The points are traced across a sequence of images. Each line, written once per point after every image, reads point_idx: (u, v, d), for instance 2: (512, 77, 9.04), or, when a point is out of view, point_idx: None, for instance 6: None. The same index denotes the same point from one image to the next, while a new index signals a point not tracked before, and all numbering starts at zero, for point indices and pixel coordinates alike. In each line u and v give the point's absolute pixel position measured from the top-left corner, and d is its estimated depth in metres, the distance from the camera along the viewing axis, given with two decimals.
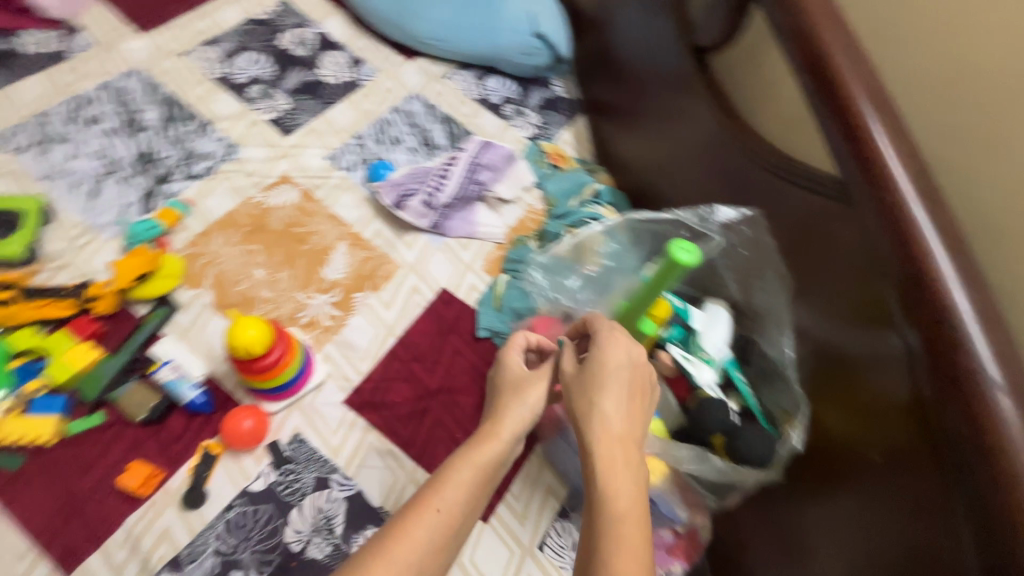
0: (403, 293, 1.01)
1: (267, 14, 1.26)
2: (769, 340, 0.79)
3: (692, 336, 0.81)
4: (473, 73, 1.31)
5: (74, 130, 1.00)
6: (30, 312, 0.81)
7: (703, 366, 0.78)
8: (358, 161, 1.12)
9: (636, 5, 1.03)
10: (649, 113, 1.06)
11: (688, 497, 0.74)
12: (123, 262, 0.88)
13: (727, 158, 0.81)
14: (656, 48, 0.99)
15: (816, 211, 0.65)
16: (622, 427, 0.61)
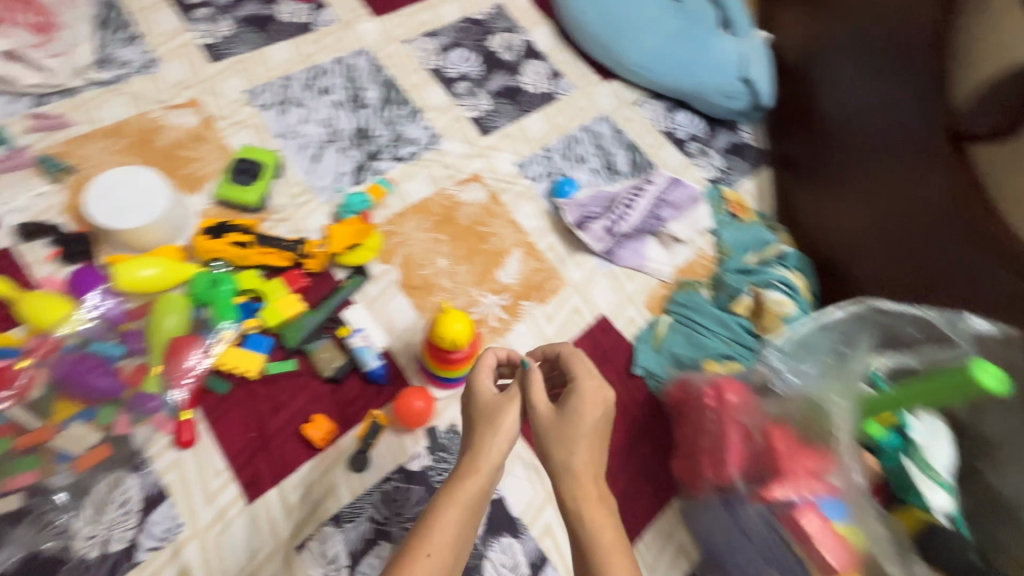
0: (566, 311, 1.02)
1: (482, 14, 1.30)
2: (997, 472, 0.73)
3: (918, 450, 0.71)
4: (664, 104, 1.30)
5: (309, 97, 1.09)
6: (258, 257, 0.88)
7: (939, 491, 0.69)
8: (543, 172, 1.14)
9: (867, 78, 1.03)
10: (859, 190, 1.02)
11: None
12: (338, 228, 0.95)
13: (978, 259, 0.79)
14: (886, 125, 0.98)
15: None
16: (590, 463, 0.60)
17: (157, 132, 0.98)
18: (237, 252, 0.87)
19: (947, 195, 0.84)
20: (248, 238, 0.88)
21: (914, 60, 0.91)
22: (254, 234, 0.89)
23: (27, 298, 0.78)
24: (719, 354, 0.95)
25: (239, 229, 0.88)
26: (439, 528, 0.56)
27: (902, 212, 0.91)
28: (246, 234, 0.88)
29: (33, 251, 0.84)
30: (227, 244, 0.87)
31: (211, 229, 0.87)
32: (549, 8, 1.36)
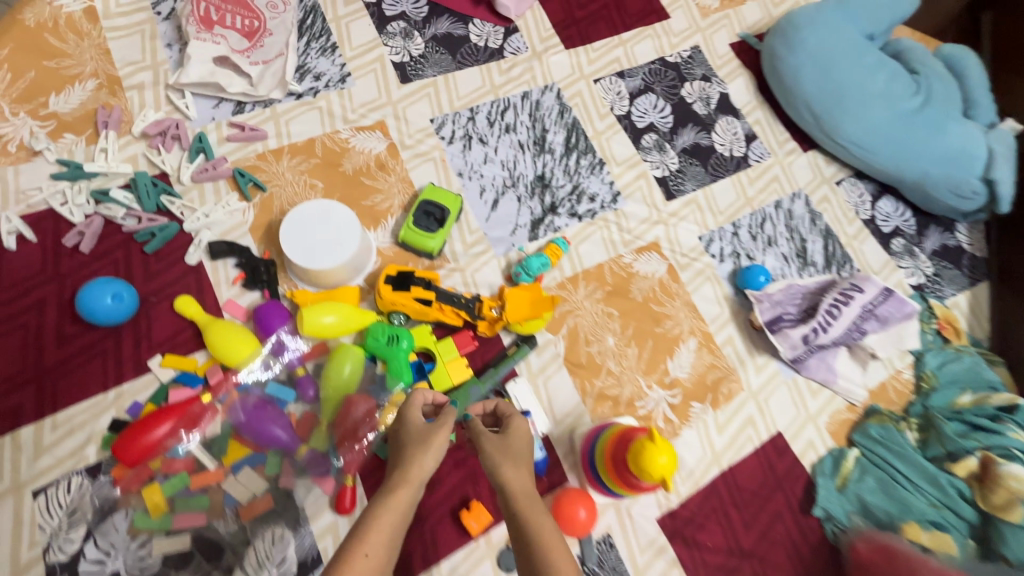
0: (738, 421, 0.91)
1: (677, 57, 1.18)
2: None
3: None
4: (869, 188, 1.14)
5: (493, 134, 1.02)
6: (434, 314, 0.83)
7: None
8: (728, 252, 1.02)
9: None
10: None
11: None
12: (516, 291, 0.86)
13: None
14: None
15: None
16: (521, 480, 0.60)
17: (344, 155, 0.95)
18: (415, 306, 0.82)
19: None
20: (429, 294, 0.82)
21: None
22: (435, 289, 0.83)
23: (215, 327, 0.76)
24: (925, 518, 0.82)
25: (420, 283, 0.83)
26: (379, 524, 0.55)
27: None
28: (427, 289, 0.82)
29: (221, 270, 0.83)
30: (409, 297, 0.82)
31: (394, 278, 0.82)
32: (751, 57, 1.21)
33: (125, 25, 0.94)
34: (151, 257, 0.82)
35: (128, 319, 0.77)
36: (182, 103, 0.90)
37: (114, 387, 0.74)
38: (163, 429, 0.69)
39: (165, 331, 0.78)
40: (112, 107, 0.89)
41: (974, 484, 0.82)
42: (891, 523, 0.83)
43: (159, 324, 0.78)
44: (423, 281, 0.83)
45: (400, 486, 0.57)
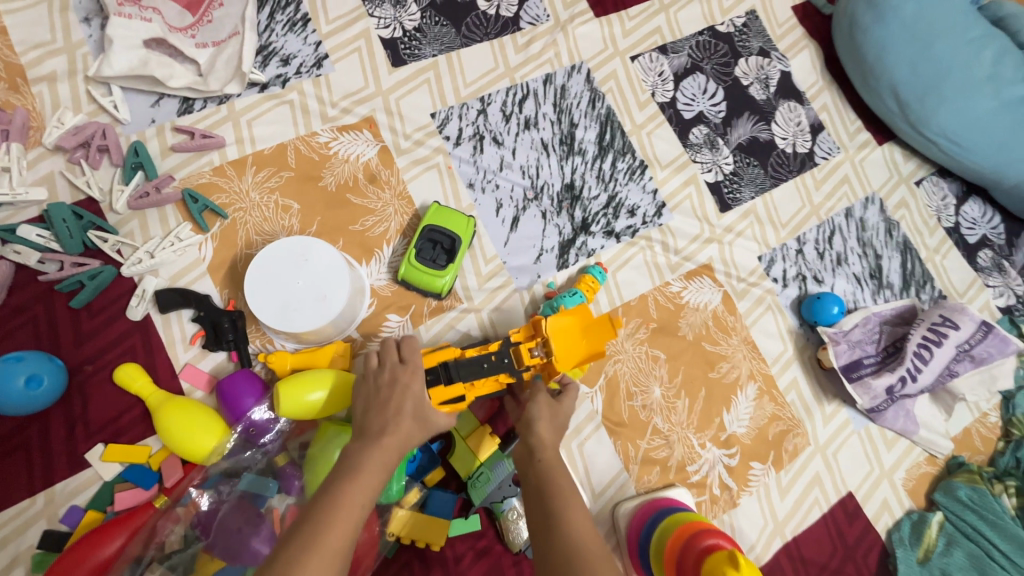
0: (804, 482, 0.78)
1: (730, 25, 0.96)
2: None
3: None
4: (953, 189, 0.96)
5: (510, 132, 0.82)
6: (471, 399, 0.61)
7: None
8: (792, 274, 0.86)
9: None
10: None
11: None
12: (557, 327, 0.61)
13: None
14: None
15: None
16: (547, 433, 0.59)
17: (324, 165, 0.75)
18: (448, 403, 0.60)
19: None
20: (456, 388, 0.59)
21: None
22: (456, 376, 0.59)
23: (167, 408, 0.60)
24: None
25: (438, 378, 0.59)
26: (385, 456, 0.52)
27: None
28: (449, 383, 0.59)
29: (175, 326, 0.65)
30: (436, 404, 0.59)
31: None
32: (817, 24, 1.00)
33: None
34: (80, 312, 0.64)
35: (56, 401, 0.60)
36: (108, 101, 0.69)
37: (43, 491, 0.58)
38: (111, 548, 0.55)
39: (106, 412, 0.61)
40: (13, 109, 0.67)
41: None
42: None
43: (96, 404, 0.61)
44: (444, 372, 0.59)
45: (394, 436, 0.52)
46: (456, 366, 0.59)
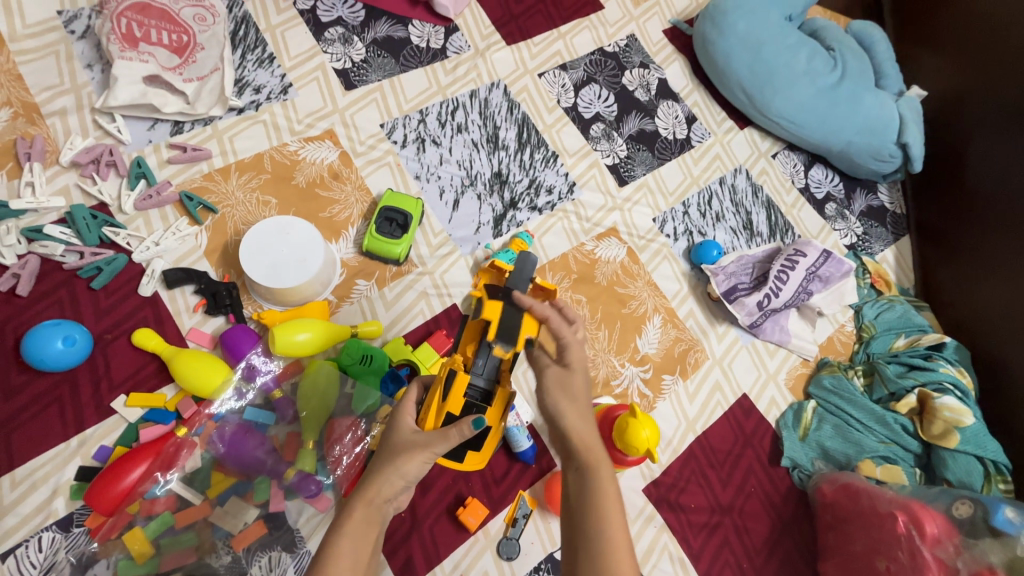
0: (706, 388, 0.97)
1: (615, 46, 1.22)
2: None
3: None
4: (801, 159, 1.22)
5: (446, 135, 1.03)
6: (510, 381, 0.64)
7: None
8: (681, 230, 1.08)
9: (995, 134, 1.08)
10: (985, 247, 1.06)
11: None
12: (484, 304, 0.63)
13: None
14: (1009, 171, 1.04)
15: None
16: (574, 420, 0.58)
17: (295, 168, 0.92)
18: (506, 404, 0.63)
19: None
20: (501, 391, 0.63)
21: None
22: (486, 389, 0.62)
23: (181, 357, 0.73)
24: (876, 454, 0.90)
25: (479, 405, 0.61)
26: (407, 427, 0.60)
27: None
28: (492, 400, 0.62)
29: (180, 299, 0.80)
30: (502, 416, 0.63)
31: (473, 441, 0.63)
32: (683, 42, 1.27)
33: (36, 47, 0.88)
34: (99, 293, 0.77)
35: (83, 361, 0.73)
36: (113, 127, 0.85)
37: (77, 435, 0.70)
38: (135, 475, 0.66)
39: (127, 369, 0.74)
40: (33, 137, 0.82)
41: (915, 418, 0.91)
42: (849, 462, 0.91)
43: (117, 362, 0.74)
44: (476, 394, 0.62)
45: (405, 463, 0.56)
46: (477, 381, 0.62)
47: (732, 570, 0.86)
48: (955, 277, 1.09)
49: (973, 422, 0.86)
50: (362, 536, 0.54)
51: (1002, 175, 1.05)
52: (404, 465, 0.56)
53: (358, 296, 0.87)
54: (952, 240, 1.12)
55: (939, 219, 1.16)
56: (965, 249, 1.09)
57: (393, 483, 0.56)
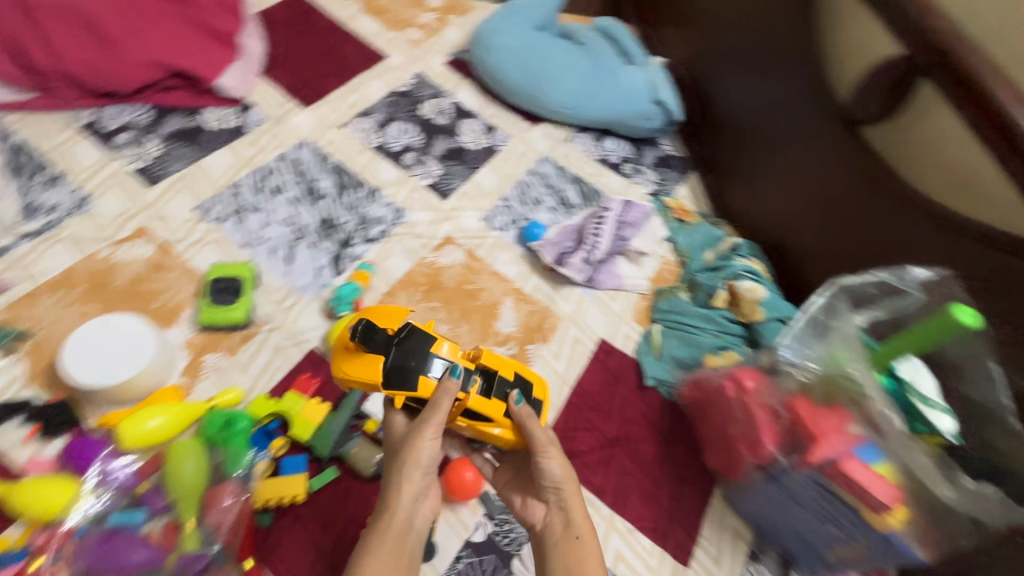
0: (568, 344, 1.08)
1: (406, 86, 1.36)
2: (972, 386, 0.76)
3: (905, 387, 0.76)
4: (591, 136, 1.42)
5: (264, 200, 1.07)
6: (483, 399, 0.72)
7: (941, 414, 0.73)
8: (508, 221, 1.20)
9: (727, 73, 1.32)
10: (739, 162, 1.30)
11: (926, 537, 0.74)
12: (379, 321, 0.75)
13: (809, 187, 1.10)
14: (740, 99, 1.28)
15: (890, 235, 0.93)
16: (565, 473, 0.74)
17: (112, 272, 0.92)
18: (537, 391, 0.80)
19: (781, 154, 1.17)
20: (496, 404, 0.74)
21: (744, 55, 1.25)
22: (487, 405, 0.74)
23: (19, 489, 0.69)
24: (714, 347, 1.05)
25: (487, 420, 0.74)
26: (399, 425, 0.75)
27: (807, 189, 1.11)
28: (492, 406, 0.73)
29: (9, 434, 0.76)
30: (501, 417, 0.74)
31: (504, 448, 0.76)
32: (466, 68, 1.44)
33: None
34: None
35: None
36: None
37: None
38: None
39: None
40: None
41: (731, 306, 1.08)
42: (698, 363, 1.05)
43: None
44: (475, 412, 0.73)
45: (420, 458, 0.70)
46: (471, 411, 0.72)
47: (636, 490, 0.94)
48: (731, 190, 1.33)
49: (767, 293, 1.04)
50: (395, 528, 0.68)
51: (736, 104, 1.30)
52: (413, 455, 0.70)
53: (212, 369, 0.87)
54: (721, 162, 1.37)
55: (713, 151, 1.39)
56: (729, 167, 1.34)
57: (414, 475, 0.70)
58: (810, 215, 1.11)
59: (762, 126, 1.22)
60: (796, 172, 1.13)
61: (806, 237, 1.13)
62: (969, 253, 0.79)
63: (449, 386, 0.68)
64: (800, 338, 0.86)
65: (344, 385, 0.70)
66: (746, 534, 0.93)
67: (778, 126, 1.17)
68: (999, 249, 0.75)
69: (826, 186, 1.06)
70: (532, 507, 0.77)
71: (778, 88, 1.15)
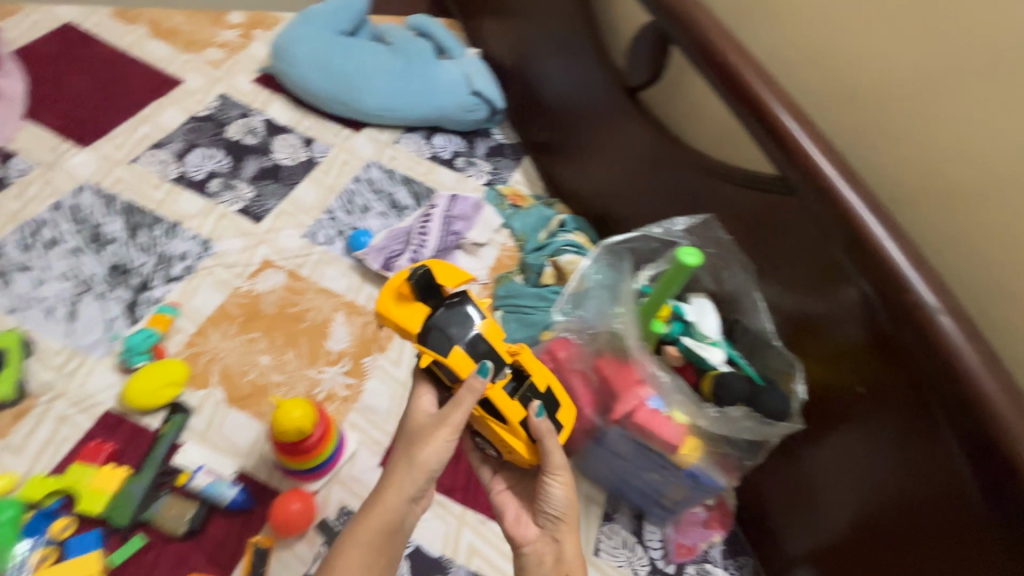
0: (408, 349, 1.05)
1: (208, 110, 1.28)
2: (748, 314, 0.91)
3: (691, 327, 0.86)
4: (420, 135, 1.40)
5: (36, 256, 0.97)
6: (503, 401, 0.69)
7: (713, 349, 0.83)
8: (334, 234, 1.16)
9: (535, 56, 1.35)
10: (556, 140, 1.33)
11: (723, 464, 0.83)
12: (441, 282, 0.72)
13: (613, 154, 1.14)
14: (549, 79, 1.31)
15: (677, 189, 0.99)
16: (567, 502, 0.73)
17: None
18: (567, 415, 0.73)
19: (587, 126, 1.21)
20: (515, 411, 0.69)
21: (547, 38, 1.29)
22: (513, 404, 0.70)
23: None
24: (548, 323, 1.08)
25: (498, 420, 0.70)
26: (422, 411, 0.71)
27: (612, 157, 1.15)
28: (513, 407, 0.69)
29: None
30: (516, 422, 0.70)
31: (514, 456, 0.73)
32: (277, 83, 1.38)
33: None
34: None
35: None
36: None
37: None
38: None
39: None
40: None
41: (558, 282, 1.13)
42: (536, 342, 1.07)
43: None
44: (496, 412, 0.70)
45: (421, 460, 0.66)
46: (491, 409, 0.69)
47: None
48: (556, 167, 1.35)
49: None
50: (372, 535, 0.66)
51: (546, 85, 1.33)
52: (420, 455, 0.66)
53: None
54: (545, 141, 1.38)
55: (534, 134, 1.41)
56: (550, 146, 1.36)
57: (406, 477, 0.67)
58: (618, 181, 1.15)
59: (568, 103, 1.26)
60: (601, 142, 1.17)
61: (618, 204, 1.17)
62: (733, 196, 0.87)
63: (474, 384, 0.65)
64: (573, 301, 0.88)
65: (383, 322, 0.72)
66: (600, 498, 0.96)
67: (581, 102, 1.21)
68: (745, 187, 0.84)
69: (625, 151, 1.11)
70: (524, 525, 0.77)
71: (577, 67, 1.20)
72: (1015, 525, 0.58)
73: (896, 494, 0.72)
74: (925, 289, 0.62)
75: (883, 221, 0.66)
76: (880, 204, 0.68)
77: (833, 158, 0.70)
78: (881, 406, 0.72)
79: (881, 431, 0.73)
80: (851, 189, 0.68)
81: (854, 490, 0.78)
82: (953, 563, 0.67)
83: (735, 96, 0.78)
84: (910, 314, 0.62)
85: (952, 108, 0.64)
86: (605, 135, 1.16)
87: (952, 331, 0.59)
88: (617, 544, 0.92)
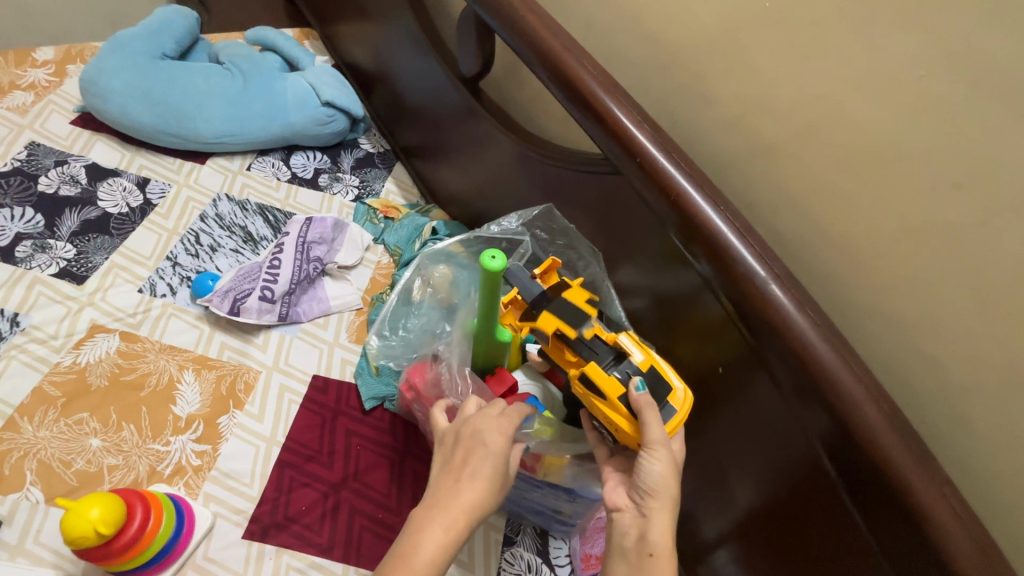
0: (273, 399, 0.94)
1: (14, 163, 1.12)
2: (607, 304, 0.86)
3: None
4: (276, 156, 1.29)
5: None
6: (601, 378, 0.61)
7: None
8: (177, 281, 1.04)
9: (386, 56, 1.25)
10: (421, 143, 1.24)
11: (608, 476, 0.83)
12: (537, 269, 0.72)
13: (473, 150, 1.06)
14: (403, 77, 1.22)
15: (533, 179, 0.92)
16: (668, 484, 0.59)
17: None
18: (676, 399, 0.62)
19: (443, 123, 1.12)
20: (615, 389, 0.60)
21: (391, 34, 1.19)
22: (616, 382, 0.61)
23: None
24: None
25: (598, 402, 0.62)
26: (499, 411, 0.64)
27: (472, 152, 1.07)
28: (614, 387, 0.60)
29: None
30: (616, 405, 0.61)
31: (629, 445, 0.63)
32: (100, 122, 1.23)
33: None
34: None
35: None
36: None
37: None
38: None
39: None
40: None
41: None
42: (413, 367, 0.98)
43: None
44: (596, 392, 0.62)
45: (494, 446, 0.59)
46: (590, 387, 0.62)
47: (372, 528, 0.84)
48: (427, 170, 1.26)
49: None
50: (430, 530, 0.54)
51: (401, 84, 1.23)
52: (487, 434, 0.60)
53: None
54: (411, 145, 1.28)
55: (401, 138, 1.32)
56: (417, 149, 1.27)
57: (475, 463, 0.58)
58: (482, 179, 1.08)
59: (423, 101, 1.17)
60: (459, 138, 1.09)
61: (489, 202, 1.10)
62: (579, 180, 0.82)
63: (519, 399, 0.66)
64: (396, 319, 0.95)
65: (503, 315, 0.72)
66: (500, 522, 0.89)
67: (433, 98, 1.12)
68: (587, 171, 0.79)
69: (481, 146, 1.03)
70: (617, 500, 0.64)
71: (421, 61, 1.11)
72: (858, 498, 0.54)
73: (777, 471, 0.68)
74: (755, 260, 0.57)
75: (705, 191, 0.61)
76: (703, 172, 0.63)
77: (650, 129, 0.65)
78: (748, 380, 0.68)
79: (750, 406, 0.69)
80: (670, 160, 0.63)
81: (745, 470, 0.73)
82: (843, 540, 0.62)
83: (551, 74, 0.72)
84: (741, 285, 0.57)
85: (747, 61, 0.59)
86: (460, 130, 1.08)
87: (783, 300, 0.55)
88: (521, 569, 0.85)
